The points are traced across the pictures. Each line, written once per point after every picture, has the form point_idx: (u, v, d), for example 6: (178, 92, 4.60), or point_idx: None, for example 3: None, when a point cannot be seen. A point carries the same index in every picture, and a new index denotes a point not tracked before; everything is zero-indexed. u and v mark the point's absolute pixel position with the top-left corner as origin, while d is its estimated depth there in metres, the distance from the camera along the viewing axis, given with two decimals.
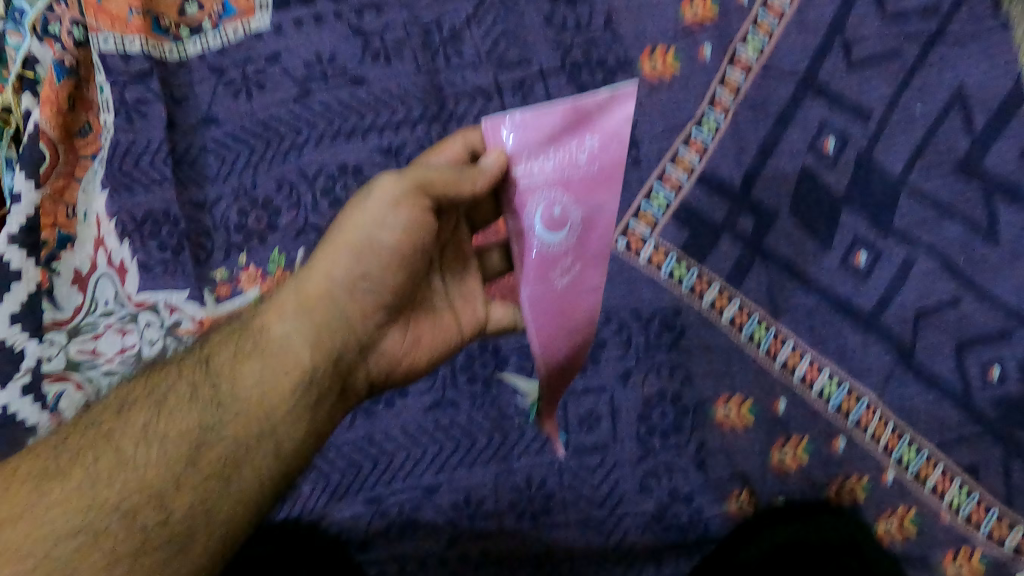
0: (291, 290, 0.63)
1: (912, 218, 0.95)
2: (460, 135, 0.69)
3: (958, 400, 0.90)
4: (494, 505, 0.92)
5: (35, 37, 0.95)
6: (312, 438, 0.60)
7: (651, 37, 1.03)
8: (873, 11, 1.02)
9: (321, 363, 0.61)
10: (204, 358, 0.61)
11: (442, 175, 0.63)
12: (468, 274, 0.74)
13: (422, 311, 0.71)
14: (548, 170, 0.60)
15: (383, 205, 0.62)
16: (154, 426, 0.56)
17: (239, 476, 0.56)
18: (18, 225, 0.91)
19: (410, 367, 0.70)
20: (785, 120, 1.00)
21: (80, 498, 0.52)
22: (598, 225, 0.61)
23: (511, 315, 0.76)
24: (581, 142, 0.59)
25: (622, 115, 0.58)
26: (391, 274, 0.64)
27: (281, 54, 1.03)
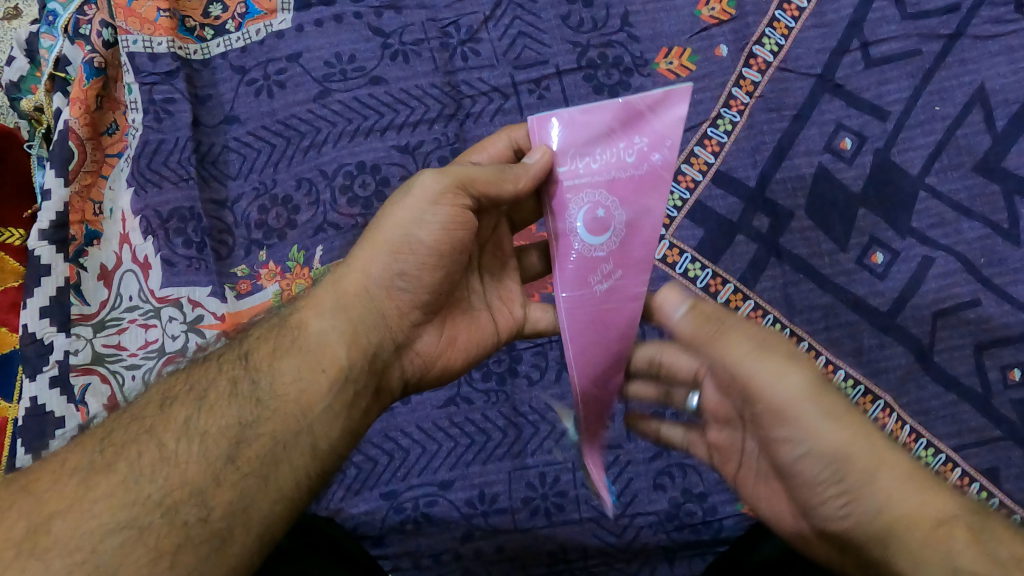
0: (328, 289, 0.65)
1: (928, 220, 0.95)
2: (505, 134, 0.72)
3: (976, 402, 0.89)
4: (508, 501, 0.93)
5: (67, 39, 1.00)
6: (348, 436, 0.62)
7: (668, 37, 1.03)
8: (892, 12, 1.01)
9: (358, 361, 0.63)
10: (245, 354, 0.62)
11: (484, 173, 0.64)
12: (505, 273, 0.76)
13: (457, 311, 0.72)
14: (595, 171, 0.62)
15: (422, 204, 0.64)
16: (196, 421, 0.57)
17: (278, 472, 0.56)
18: (48, 221, 0.94)
19: (444, 366, 0.72)
20: (802, 120, 0.99)
21: (124, 492, 0.52)
22: (642, 228, 0.61)
23: (549, 316, 0.78)
24: (629, 143, 0.60)
25: (674, 115, 0.59)
26: (428, 273, 0.66)
27: (302, 54, 1.05)
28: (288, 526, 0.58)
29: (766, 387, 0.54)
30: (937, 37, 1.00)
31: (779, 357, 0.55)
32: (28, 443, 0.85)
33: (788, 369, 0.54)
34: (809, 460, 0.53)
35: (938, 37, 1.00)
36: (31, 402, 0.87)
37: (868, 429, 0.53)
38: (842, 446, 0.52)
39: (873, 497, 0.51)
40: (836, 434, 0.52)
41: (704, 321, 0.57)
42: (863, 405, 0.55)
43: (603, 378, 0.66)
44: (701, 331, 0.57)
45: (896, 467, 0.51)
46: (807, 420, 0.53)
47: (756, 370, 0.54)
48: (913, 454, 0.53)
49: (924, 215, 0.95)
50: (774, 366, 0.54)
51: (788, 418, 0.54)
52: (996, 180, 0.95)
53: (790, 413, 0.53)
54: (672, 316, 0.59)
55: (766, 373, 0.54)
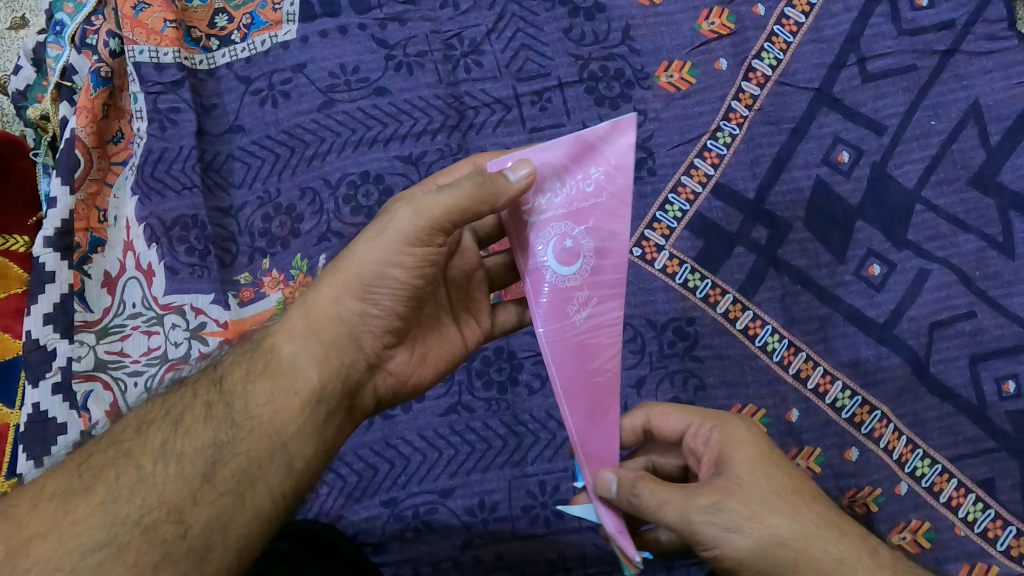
0: (299, 312, 0.64)
1: (924, 232, 0.96)
2: (471, 161, 0.74)
3: (971, 414, 0.90)
4: (508, 510, 0.93)
5: (74, 49, 1.01)
6: (322, 454, 0.62)
7: (668, 51, 1.04)
8: (888, 28, 1.03)
9: (331, 382, 0.63)
10: (218, 378, 0.62)
11: (461, 197, 0.60)
12: (473, 288, 0.77)
13: (428, 329, 0.72)
14: (557, 204, 0.63)
15: (396, 245, 0.62)
16: (172, 442, 0.57)
17: (253, 491, 0.57)
18: (53, 228, 0.94)
19: (417, 383, 0.72)
20: (800, 133, 1.01)
21: (103, 513, 0.53)
22: (611, 252, 0.63)
23: (513, 315, 0.80)
24: (586, 173, 0.63)
25: (624, 144, 0.62)
26: (400, 301, 0.64)
27: (307, 65, 1.06)
28: (265, 542, 0.59)
29: (683, 527, 0.56)
30: (933, 53, 1.01)
31: (681, 498, 0.57)
32: (28, 449, 0.85)
33: (692, 502, 0.56)
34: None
35: (933, 52, 1.02)
36: (33, 408, 0.87)
37: (777, 530, 0.55)
38: (758, 562, 0.55)
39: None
40: (756, 548, 0.55)
41: (626, 491, 0.60)
42: (771, 497, 0.56)
43: (596, 415, 0.64)
44: (628, 499, 0.60)
45: (813, 552, 0.55)
46: (722, 547, 0.55)
47: (668, 516, 0.57)
48: (824, 528, 0.56)
49: (919, 228, 0.96)
50: (683, 508, 0.56)
51: (709, 547, 0.56)
52: (991, 194, 0.97)
53: (709, 546, 0.56)
54: (609, 497, 0.61)
55: (679, 518, 0.56)
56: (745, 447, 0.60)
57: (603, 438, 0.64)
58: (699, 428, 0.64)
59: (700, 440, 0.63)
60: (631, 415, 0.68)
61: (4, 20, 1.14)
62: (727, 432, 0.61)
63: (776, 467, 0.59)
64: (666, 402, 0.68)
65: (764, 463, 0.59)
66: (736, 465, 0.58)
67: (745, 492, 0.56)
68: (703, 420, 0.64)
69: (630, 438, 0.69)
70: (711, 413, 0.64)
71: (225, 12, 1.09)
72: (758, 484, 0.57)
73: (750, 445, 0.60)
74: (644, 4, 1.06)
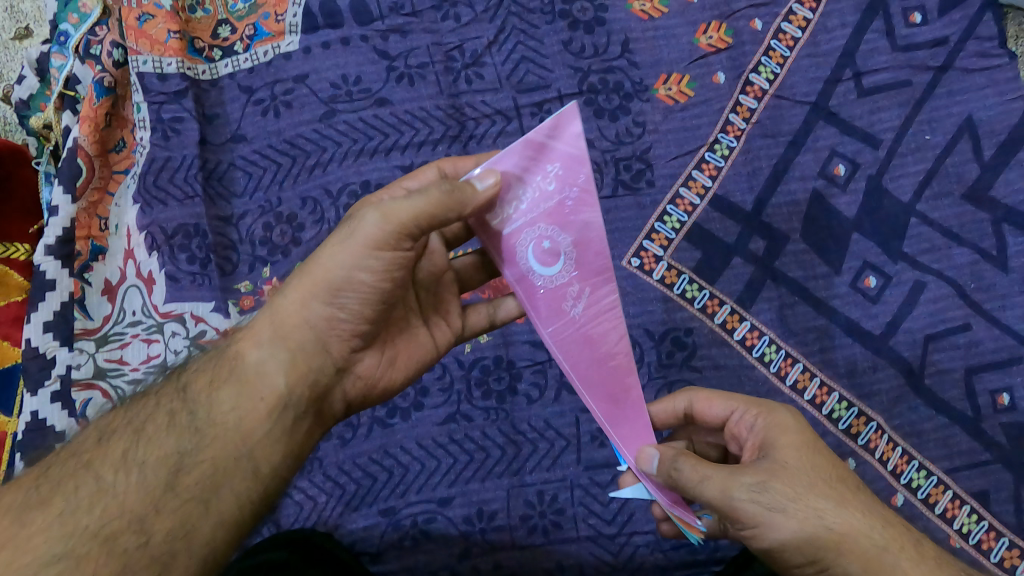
0: (264, 318, 0.63)
1: (920, 245, 0.97)
2: (434, 164, 0.74)
3: (966, 426, 0.91)
4: (506, 519, 0.93)
5: (78, 58, 1.02)
6: (290, 459, 0.62)
7: (666, 64, 1.06)
8: (883, 43, 1.05)
9: (297, 387, 0.62)
10: (182, 387, 0.62)
11: (430, 204, 0.58)
12: (443, 289, 0.75)
13: (398, 331, 0.71)
14: (524, 210, 0.62)
15: (364, 249, 0.60)
16: (134, 451, 0.58)
17: (218, 497, 0.57)
18: (55, 236, 0.94)
19: (387, 386, 0.71)
20: (797, 146, 1.02)
21: (61, 524, 0.53)
22: (590, 244, 0.64)
23: (484, 315, 0.78)
24: (545, 173, 0.62)
25: (573, 133, 0.60)
26: (369, 306, 0.63)
27: (309, 75, 1.07)
28: (233, 548, 0.59)
29: (724, 504, 0.57)
30: (927, 68, 1.03)
31: (724, 475, 0.57)
32: (26, 457, 0.85)
33: (735, 480, 0.57)
34: (782, 557, 0.57)
35: (927, 68, 1.03)
36: (31, 416, 0.87)
37: (823, 513, 0.55)
38: (800, 543, 0.55)
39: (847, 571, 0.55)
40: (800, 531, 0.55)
41: (666, 466, 0.61)
42: (814, 481, 0.57)
43: (618, 397, 0.66)
44: (668, 475, 0.61)
45: (857, 537, 0.55)
46: (764, 525, 0.56)
47: (708, 491, 0.58)
48: (869, 517, 0.57)
49: (914, 241, 0.98)
50: (725, 485, 0.57)
51: (750, 526, 0.56)
52: (985, 208, 0.98)
53: (750, 524, 0.56)
54: (651, 472, 0.63)
55: (720, 494, 0.57)
56: (790, 434, 0.61)
57: (628, 424, 0.66)
58: (743, 414, 0.66)
59: (744, 425, 0.65)
60: (675, 398, 0.72)
61: (9, 30, 1.15)
62: (773, 419, 0.62)
63: (819, 455, 0.59)
64: (710, 389, 0.71)
65: (809, 450, 0.59)
66: (781, 450, 0.59)
67: (790, 475, 0.57)
68: (747, 407, 0.66)
69: (670, 418, 0.73)
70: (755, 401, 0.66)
71: (228, 23, 1.10)
72: (802, 468, 0.58)
73: (795, 434, 0.61)
74: (642, 18, 1.08)
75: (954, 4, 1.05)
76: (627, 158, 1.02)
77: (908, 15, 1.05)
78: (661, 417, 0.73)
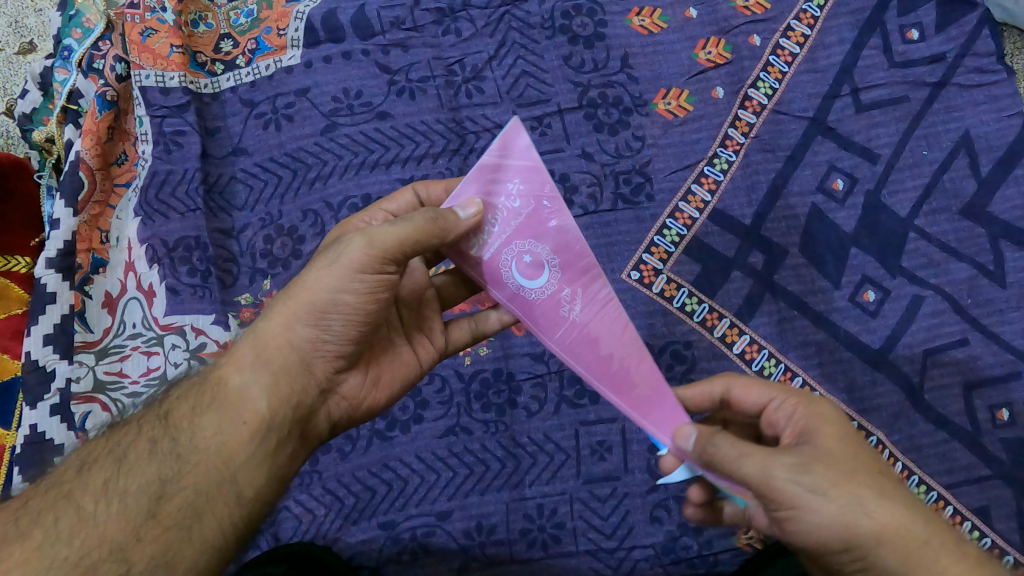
0: (247, 343, 0.63)
1: (918, 260, 0.98)
2: (411, 188, 0.76)
3: (966, 440, 0.91)
4: (506, 533, 0.93)
5: (80, 72, 1.03)
6: (273, 483, 0.62)
7: (665, 79, 1.07)
8: (880, 59, 1.06)
9: (280, 411, 0.62)
10: (165, 414, 0.62)
11: (411, 232, 0.60)
12: (425, 308, 0.75)
13: (380, 352, 0.72)
14: (498, 231, 0.64)
15: (348, 272, 0.61)
16: (115, 480, 0.58)
17: (201, 523, 0.58)
18: (56, 249, 0.94)
19: (370, 406, 0.71)
20: (796, 161, 1.03)
21: (39, 557, 0.53)
22: (571, 247, 0.65)
23: (465, 331, 0.78)
24: (506, 192, 0.63)
25: (521, 148, 0.63)
26: (353, 327, 0.63)
27: (310, 89, 1.08)
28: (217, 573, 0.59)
29: (763, 484, 0.53)
30: (924, 85, 1.04)
31: (764, 453, 0.54)
32: (25, 470, 0.85)
33: (776, 460, 0.54)
34: (819, 546, 0.53)
35: (924, 84, 1.04)
36: (30, 429, 0.86)
37: (867, 501, 0.52)
38: (839, 531, 0.52)
39: (889, 564, 0.51)
40: (842, 517, 0.51)
41: (703, 442, 0.58)
42: (859, 470, 0.54)
43: (646, 385, 0.64)
44: (703, 451, 0.58)
45: (903, 529, 0.51)
46: (803, 508, 0.52)
47: (746, 470, 0.54)
48: (918, 512, 0.53)
49: (913, 255, 0.98)
50: (764, 463, 0.54)
51: (788, 507, 0.53)
52: (983, 223, 0.98)
53: (786, 506, 0.53)
54: (689, 449, 0.61)
55: (759, 473, 0.53)
56: (834, 424, 0.58)
57: (658, 408, 0.64)
58: (782, 402, 0.63)
59: (783, 413, 0.63)
60: (711, 381, 0.69)
61: (13, 45, 1.16)
62: (815, 409, 0.60)
63: (862, 448, 0.57)
64: (748, 376, 0.69)
65: (851, 440, 0.57)
66: (823, 437, 0.57)
67: (833, 460, 0.54)
68: (786, 395, 0.63)
69: (705, 403, 0.70)
70: (796, 391, 0.64)
71: (230, 37, 1.11)
72: (845, 456, 0.55)
73: (837, 423, 0.58)
74: (641, 33, 1.09)
75: (951, 21, 1.06)
76: (626, 172, 1.03)
77: (905, 31, 1.06)
78: (696, 400, 0.70)
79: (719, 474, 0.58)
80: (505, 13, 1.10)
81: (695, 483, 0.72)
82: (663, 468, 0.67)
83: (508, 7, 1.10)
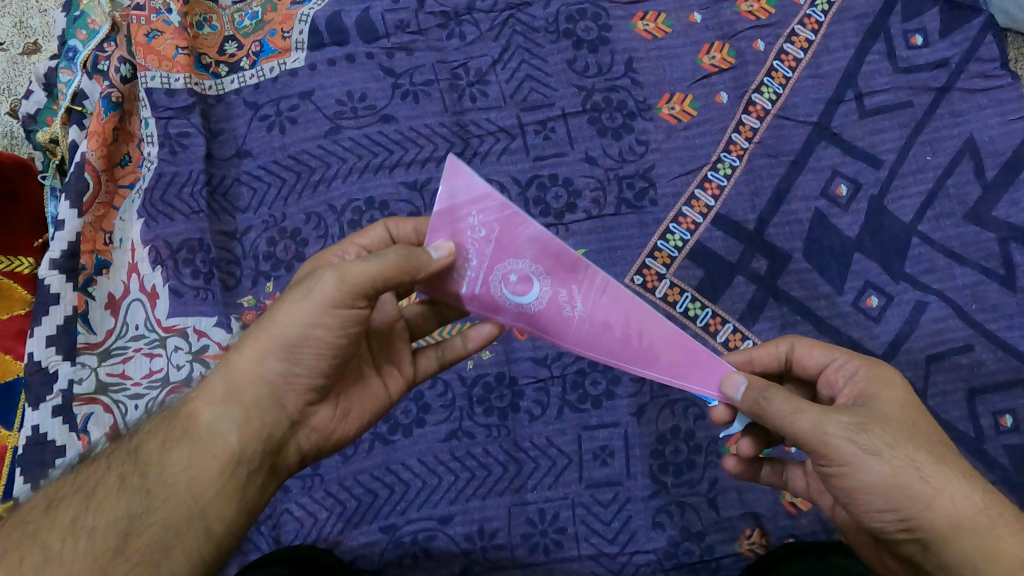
0: (218, 376, 0.62)
1: (922, 265, 0.98)
2: (383, 224, 0.75)
3: (970, 447, 0.91)
4: (507, 538, 0.93)
5: (85, 74, 1.03)
6: (244, 515, 0.61)
7: (669, 84, 1.07)
8: (884, 65, 1.06)
9: (252, 444, 0.61)
10: (134, 449, 0.61)
11: (388, 265, 0.59)
12: (395, 339, 0.75)
13: (351, 383, 0.71)
14: (476, 263, 0.64)
15: (320, 306, 0.59)
16: (83, 518, 0.57)
17: (170, 559, 0.57)
18: (60, 250, 0.95)
19: (340, 438, 0.70)
20: (799, 166, 1.03)
21: None
22: (553, 256, 0.63)
23: (433, 361, 0.78)
24: (469, 228, 0.62)
25: (464, 182, 0.60)
26: (325, 361, 0.62)
27: (315, 92, 1.08)
28: None
29: (816, 440, 0.57)
30: (928, 90, 1.04)
31: (820, 411, 0.57)
32: (26, 472, 0.85)
33: (832, 419, 0.57)
34: (863, 501, 0.57)
35: (928, 89, 1.04)
36: (32, 430, 0.87)
37: (918, 465, 0.55)
38: (886, 489, 0.55)
39: (933, 525, 0.55)
40: (891, 478, 0.55)
41: (755, 394, 0.61)
42: (915, 436, 0.57)
43: (673, 344, 0.65)
44: (755, 402, 0.61)
45: (953, 495, 0.55)
46: (854, 465, 0.56)
47: (800, 426, 0.57)
48: (969, 480, 0.56)
49: (916, 261, 0.98)
50: (819, 422, 0.57)
51: (838, 464, 0.57)
52: (987, 229, 0.98)
53: (836, 462, 0.56)
54: (738, 398, 0.63)
55: (813, 430, 0.57)
56: (895, 391, 0.60)
57: (694, 367, 0.66)
58: (844, 362, 0.65)
59: (842, 374, 0.65)
60: (777, 341, 0.71)
61: (18, 45, 1.16)
62: (878, 374, 0.62)
63: (922, 415, 0.59)
64: (813, 338, 0.70)
65: (910, 407, 0.59)
66: (880, 403, 0.59)
67: (889, 424, 0.57)
68: (851, 357, 0.65)
69: (769, 364, 0.72)
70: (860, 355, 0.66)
71: (235, 39, 1.11)
72: (902, 422, 0.58)
73: (898, 390, 0.60)
74: (646, 38, 1.09)
75: (955, 26, 1.06)
76: (629, 176, 1.03)
77: (909, 37, 1.06)
78: (762, 360, 0.72)
79: (767, 426, 0.61)
80: (510, 17, 1.10)
81: (744, 436, 0.72)
82: (716, 419, 0.69)
83: (513, 10, 1.10)
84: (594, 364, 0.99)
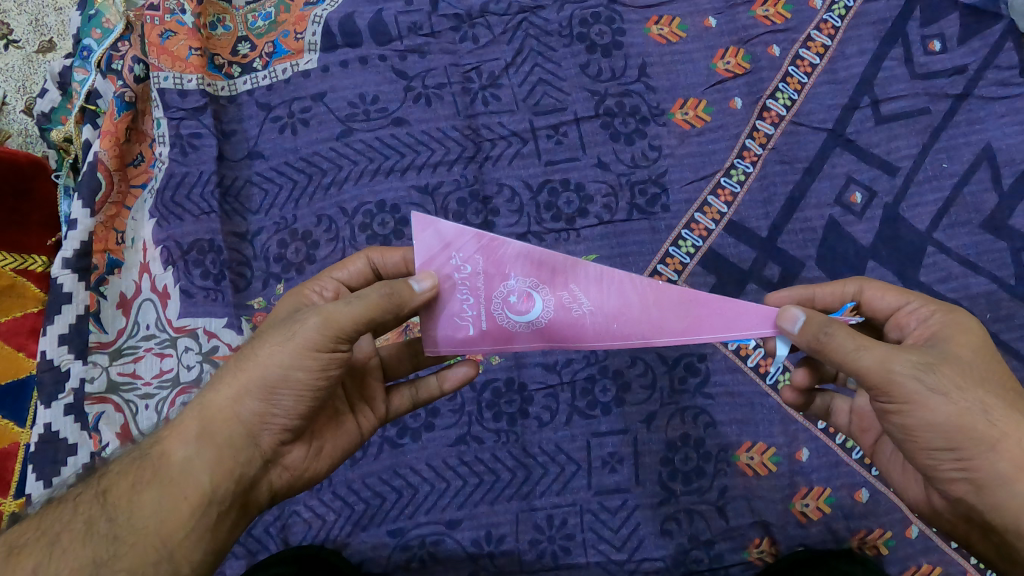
0: (193, 415, 0.62)
1: (937, 273, 0.97)
2: (364, 254, 0.76)
3: None
4: (515, 543, 0.93)
5: (99, 73, 1.03)
6: (212, 558, 0.60)
7: (683, 89, 1.06)
8: (901, 71, 1.04)
9: (224, 484, 0.60)
10: (101, 491, 0.59)
11: (376, 301, 0.61)
12: (369, 377, 0.76)
13: (325, 421, 0.71)
14: (474, 296, 0.67)
15: (302, 347, 0.60)
16: (44, 569, 0.55)
17: None
18: (72, 249, 0.95)
19: (312, 476, 0.70)
20: (813, 173, 1.02)
21: None
22: (541, 266, 0.67)
23: (405, 402, 0.78)
24: (453, 271, 0.67)
25: (433, 232, 0.66)
26: (302, 403, 0.62)
27: (327, 93, 1.08)
28: None
29: (881, 376, 0.57)
30: (945, 97, 1.03)
31: (885, 349, 0.57)
32: (39, 470, 0.86)
33: (899, 356, 0.57)
34: (921, 439, 0.58)
35: (946, 96, 1.03)
36: (44, 428, 0.87)
37: (985, 407, 0.56)
38: (948, 428, 0.56)
39: (993, 467, 0.56)
40: (957, 418, 0.56)
41: (816, 330, 0.60)
42: (987, 378, 0.58)
43: (687, 304, 0.66)
44: (815, 337, 0.60)
45: (1019, 439, 0.55)
46: (917, 403, 0.56)
47: (865, 362, 0.57)
48: None
49: (931, 269, 0.97)
50: (884, 359, 0.57)
51: (900, 401, 0.57)
52: (1003, 237, 0.97)
53: (899, 400, 0.57)
54: (795, 330, 0.62)
55: (880, 366, 0.57)
56: (971, 336, 0.61)
57: (710, 316, 0.66)
58: (919, 306, 0.66)
59: (915, 317, 0.66)
60: (846, 282, 0.71)
61: (33, 43, 1.17)
62: (954, 319, 0.62)
63: (995, 360, 0.59)
64: (883, 282, 0.71)
65: (983, 351, 0.59)
66: (954, 344, 0.60)
67: (961, 365, 0.58)
68: (925, 301, 0.66)
69: (832, 304, 0.72)
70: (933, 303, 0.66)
71: (248, 40, 1.11)
72: (975, 365, 0.58)
73: (972, 335, 0.61)
74: (660, 42, 1.08)
75: (974, 33, 1.05)
76: (641, 182, 1.02)
77: (927, 43, 1.05)
78: (825, 300, 0.72)
79: (823, 362, 0.61)
80: (523, 20, 1.09)
81: (800, 367, 0.73)
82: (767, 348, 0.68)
83: (527, 14, 1.09)
84: (604, 371, 0.98)
